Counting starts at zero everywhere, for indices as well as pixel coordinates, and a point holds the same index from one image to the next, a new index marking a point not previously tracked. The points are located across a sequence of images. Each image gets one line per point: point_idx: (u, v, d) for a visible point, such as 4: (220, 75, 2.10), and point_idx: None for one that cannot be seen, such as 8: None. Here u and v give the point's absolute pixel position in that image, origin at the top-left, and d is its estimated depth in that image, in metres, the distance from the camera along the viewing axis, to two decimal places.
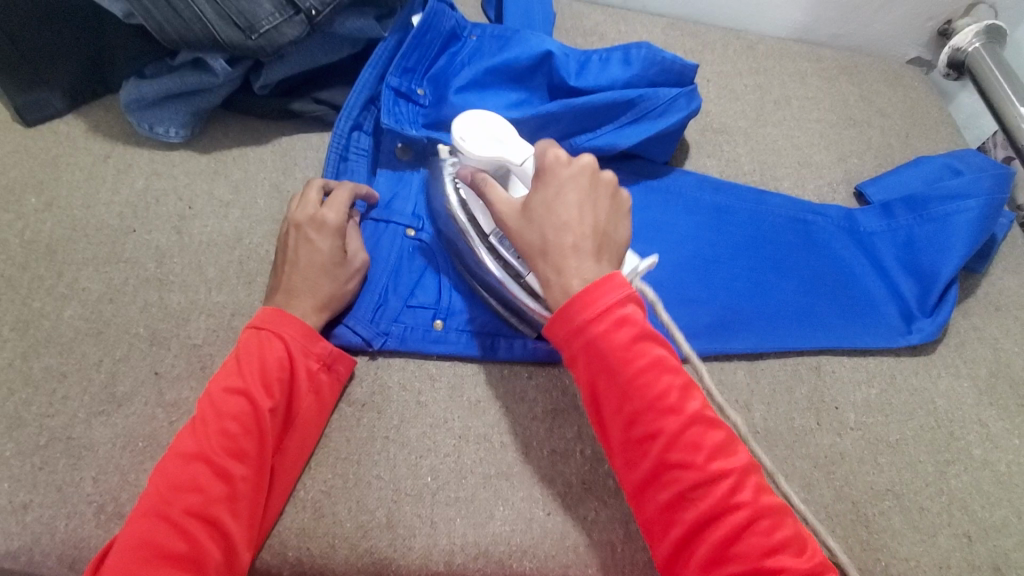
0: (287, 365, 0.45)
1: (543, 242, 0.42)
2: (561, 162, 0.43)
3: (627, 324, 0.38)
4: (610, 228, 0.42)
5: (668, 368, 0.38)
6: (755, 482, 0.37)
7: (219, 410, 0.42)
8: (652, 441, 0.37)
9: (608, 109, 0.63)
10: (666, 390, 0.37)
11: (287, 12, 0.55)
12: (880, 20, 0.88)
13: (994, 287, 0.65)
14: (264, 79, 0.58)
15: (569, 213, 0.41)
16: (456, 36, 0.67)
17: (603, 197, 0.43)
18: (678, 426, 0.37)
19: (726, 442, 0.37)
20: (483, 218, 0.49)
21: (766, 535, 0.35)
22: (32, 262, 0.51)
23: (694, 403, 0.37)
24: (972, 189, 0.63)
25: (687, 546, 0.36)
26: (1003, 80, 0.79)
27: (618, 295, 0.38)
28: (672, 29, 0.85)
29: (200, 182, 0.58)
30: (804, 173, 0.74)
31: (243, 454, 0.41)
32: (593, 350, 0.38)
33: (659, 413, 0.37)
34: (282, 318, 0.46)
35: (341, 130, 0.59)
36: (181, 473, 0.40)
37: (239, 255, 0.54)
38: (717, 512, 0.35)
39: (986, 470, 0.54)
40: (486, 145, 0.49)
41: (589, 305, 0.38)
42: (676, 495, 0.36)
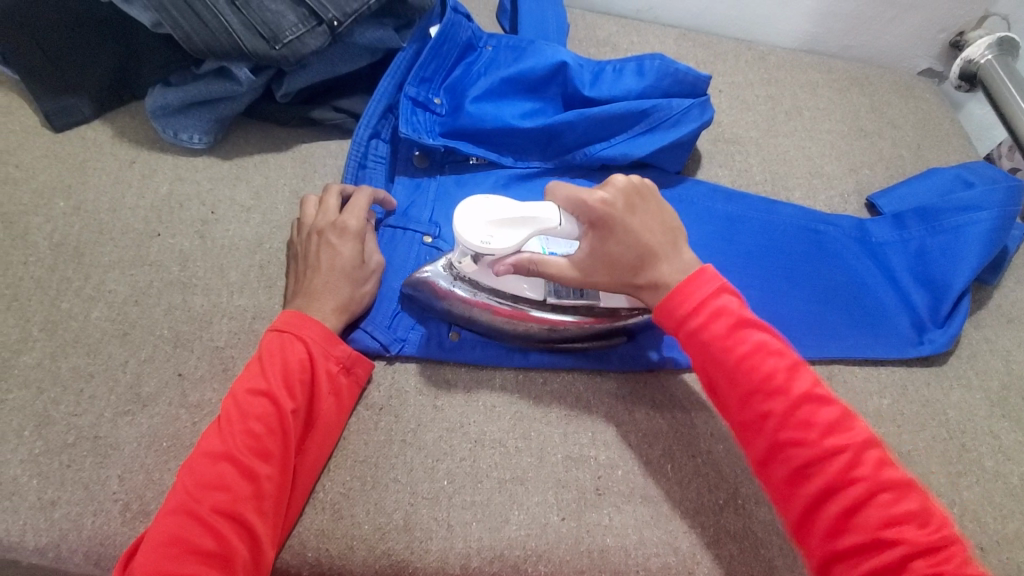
0: (308, 367, 0.46)
1: (638, 272, 0.46)
2: (612, 204, 0.46)
3: (724, 314, 0.43)
4: (672, 222, 0.48)
5: (773, 352, 0.42)
6: (876, 457, 0.39)
7: (243, 411, 0.43)
8: (764, 419, 0.41)
9: (622, 119, 0.64)
10: (772, 371, 0.41)
11: (310, 23, 0.56)
12: (891, 32, 0.89)
13: (1006, 299, 0.65)
14: (286, 87, 0.60)
15: (650, 240, 0.46)
16: (473, 47, 0.68)
17: (651, 204, 0.48)
18: (786, 405, 0.41)
19: (841, 418, 0.40)
20: (533, 290, 0.51)
21: (887, 508, 0.38)
22: (61, 265, 0.53)
23: (802, 383, 0.41)
24: (984, 201, 0.63)
25: (810, 517, 0.39)
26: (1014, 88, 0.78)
27: (712, 287, 0.44)
28: (684, 40, 0.86)
29: (222, 188, 0.59)
30: (816, 183, 0.74)
31: (269, 453, 0.42)
32: (696, 339, 0.44)
33: (767, 394, 0.41)
34: (302, 321, 0.47)
35: (360, 138, 0.61)
36: (210, 471, 0.41)
37: (260, 260, 0.55)
38: (835, 485, 0.39)
39: (998, 482, 0.54)
40: (508, 233, 0.46)
41: (687, 298, 0.44)
42: (792, 469, 0.40)
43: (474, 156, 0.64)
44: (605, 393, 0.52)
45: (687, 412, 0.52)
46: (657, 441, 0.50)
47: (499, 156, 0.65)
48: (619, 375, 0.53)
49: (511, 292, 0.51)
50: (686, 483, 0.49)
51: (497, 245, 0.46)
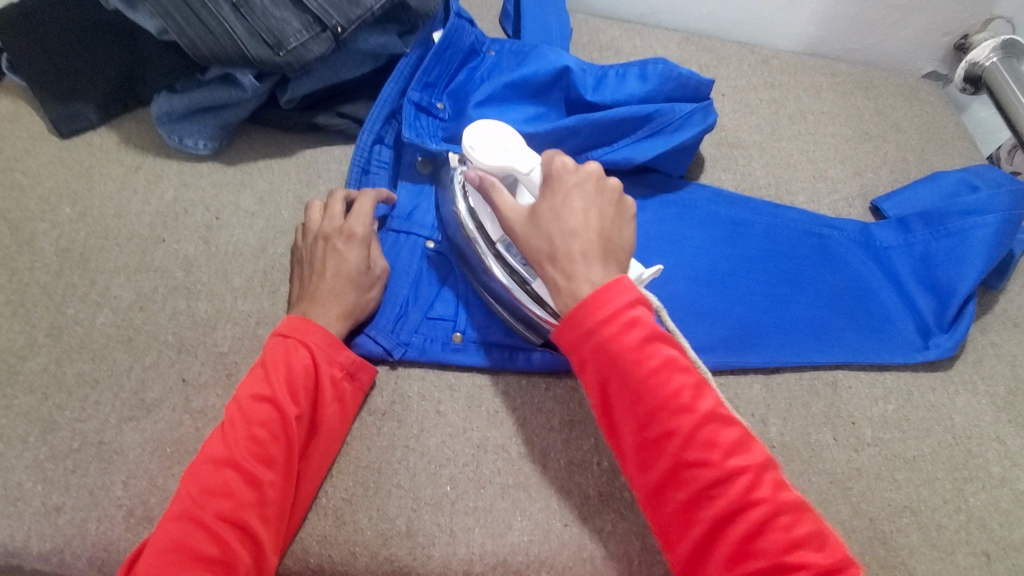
0: (312, 373, 0.46)
1: (551, 243, 0.45)
2: (566, 169, 0.47)
3: (637, 327, 0.41)
4: (616, 234, 0.46)
5: (680, 369, 0.40)
6: (774, 478, 0.39)
7: (247, 417, 0.43)
8: (669, 439, 0.39)
9: (625, 123, 0.64)
10: (679, 389, 0.40)
11: (314, 29, 0.57)
12: (895, 35, 0.89)
13: (1012, 303, 0.65)
14: (290, 93, 0.60)
15: (575, 218, 0.45)
16: (476, 52, 0.68)
17: (607, 200, 0.47)
18: (691, 424, 0.39)
19: (741, 439, 0.39)
20: (487, 223, 0.51)
21: (786, 530, 0.37)
22: (67, 271, 0.53)
23: (707, 402, 0.40)
24: (990, 205, 0.63)
25: (710, 540, 0.38)
26: (1013, 82, 0.79)
27: (627, 299, 0.41)
28: (687, 44, 0.86)
29: (226, 194, 0.59)
30: (819, 187, 0.74)
31: (272, 460, 0.42)
32: (605, 354, 0.40)
33: (672, 412, 0.39)
34: (307, 327, 0.47)
35: (363, 143, 0.61)
36: (213, 478, 0.41)
37: (264, 265, 0.55)
38: (737, 508, 0.37)
39: (1005, 488, 0.54)
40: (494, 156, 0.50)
41: (597, 310, 0.41)
42: (695, 491, 0.38)
43: None
44: None
45: None
46: None
47: None
48: None
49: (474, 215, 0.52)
50: None
51: (480, 158, 0.50)
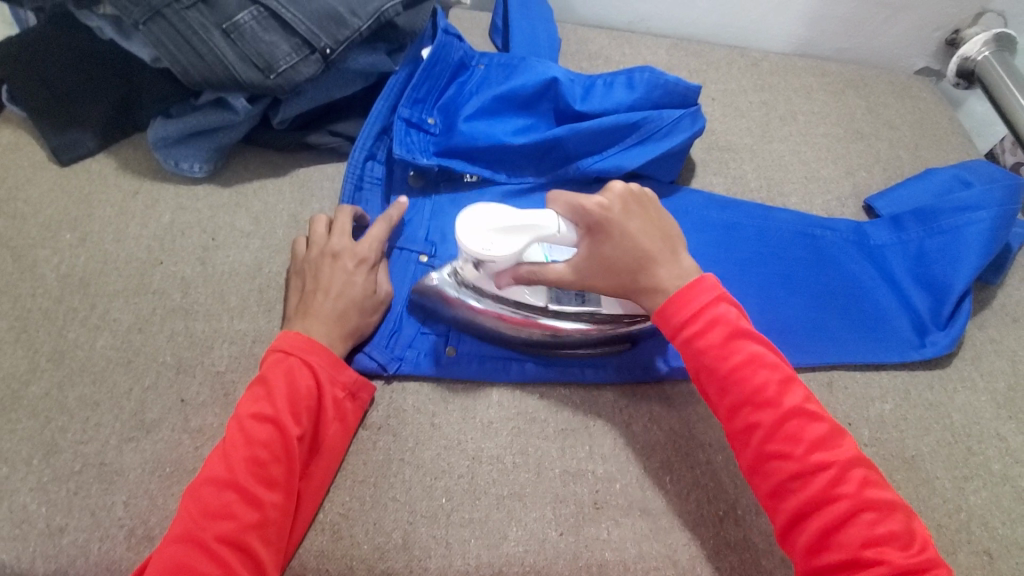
0: (314, 393, 0.47)
1: (634, 274, 0.47)
2: (604, 205, 0.48)
3: (719, 326, 0.44)
4: (669, 229, 0.49)
5: (766, 365, 0.43)
6: (861, 475, 0.40)
7: (249, 437, 0.43)
8: (752, 431, 0.42)
9: (614, 132, 0.64)
10: (764, 384, 0.42)
11: (304, 51, 0.58)
12: (885, 32, 0.89)
13: (1011, 298, 0.65)
14: (281, 114, 0.61)
15: (641, 240, 0.47)
16: (464, 66, 0.69)
17: (647, 209, 0.49)
18: (774, 419, 0.41)
19: (830, 435, 0.41)
20: (533, 297, 0.52)
21: (868, 527, 0.38)
22: (67, 296, 0.54)
23: (793, 397, 0.42)
24: (983, 201, 0.63)
25: (794, 527, 0.40)
26: (1016, 88, 0.79)
27: (713, 298, 0.45)
28: (676, 49, 0.86)
29: (222, 215, 0.60)
30: (811, 187, 0.74)
31: (274, 481, 0.43)
32: (690, 348, 0.44)
33: (755, 406, 0.42)
34: (308, 346, 0.48)
35: (355, 160, 0.62)
36: (215, 499, 0.41)
37: (260, 284, 0.56)
38: (819, 501, 0.39)
39: (1007, 486, 0.53)
40: (508, 241, 0.47)
41: (683, 306, 0.45)
42: (778, 481, 0.41)
43: (468, 173, 0.65)
44: (602, 406, 0.53)
45: (684, 424, 0.52)
46: (654, 453, 0.51)
47: (494, 173, 0.66)
48: (616, 388, 0.54)
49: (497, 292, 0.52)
50: (684, 495, 0.49)
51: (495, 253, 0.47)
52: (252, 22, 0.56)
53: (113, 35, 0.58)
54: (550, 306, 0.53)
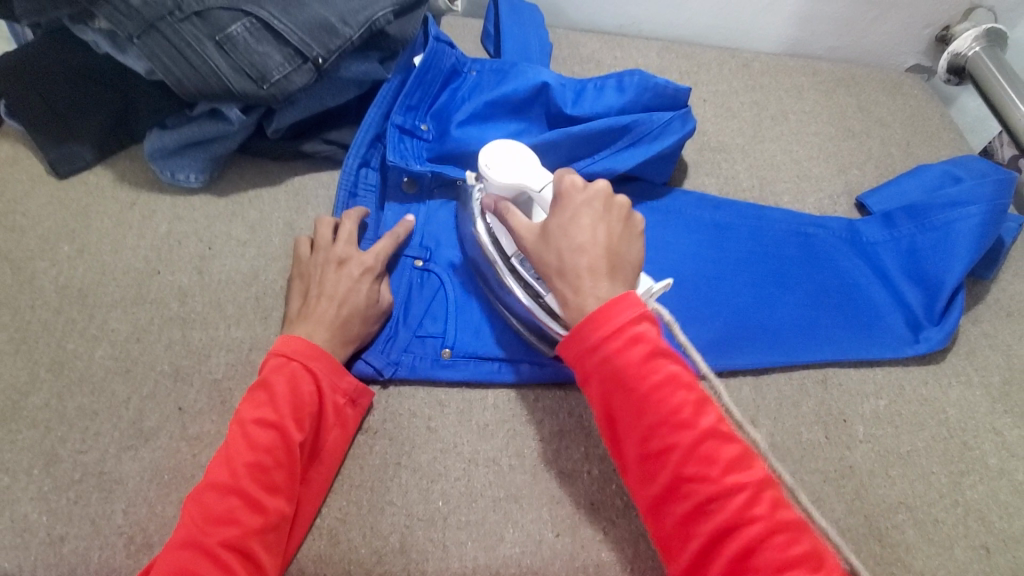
0: (316, 400, 0.47)
1: (560, 261, 0.45)
2: (576, 187, 0.47)
3: (641, 341, 0.40)
4: (622, 250, 0.45)
5: (682, 384, 0.39)
6: (771, 496, 0.37)
7: (252, 442, 0.44)
8: (669, 454, 0.38)
9: (606, 135, 0.65)
10: (680, 405, 0.39)
11: (296, 61, 0.59)
12: (875, 30, 0.89)
13: (1005, 292, 0.65)
14: (276, 124, 0.62)
15: (584, 233, 0.45)
16: (457, 72, 0.70)
17: (616, 218, 0.46)
18: (692, 439, 0.38)
19: (742, 456, 0.38)
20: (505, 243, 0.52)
21: (781, 549, 0.35)
22: (66, 307, 0.55)
23: (709, 417, 0.38)
24: (973, 196, 0.63)
25: (705, 559, 0.36)
26: (1007, 85, 0.80)
27: (634, 314, 0.40)
28: (667, 52, 0.87)
29: (218, 224, 0.61)
30: (804, 186, 0.75)
31: (275, 486, 0.43)
32: (609, 365, 0.40)
33: (673, 426, 0.38)
34: (309, 352, 0.48)
35: (349, 167, 0.62)
36: (219, 504, 0.41)
37: (256, 292, 0.57)
38: (732, 526, 0.36)
39: (1003, 480, 0.53)
40: (504, 176, 0.53)
41: (602, 323, 0.41)
42: (692, 506, 0.37)
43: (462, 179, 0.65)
44: None
45: None
46: None
47: None
48: None
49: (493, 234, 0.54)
50: None
51: (491, 177, 0.53)
52: (244, 33, 0.57)
53: (109, 49, 0.59)
54: (512, 260, 0.52)
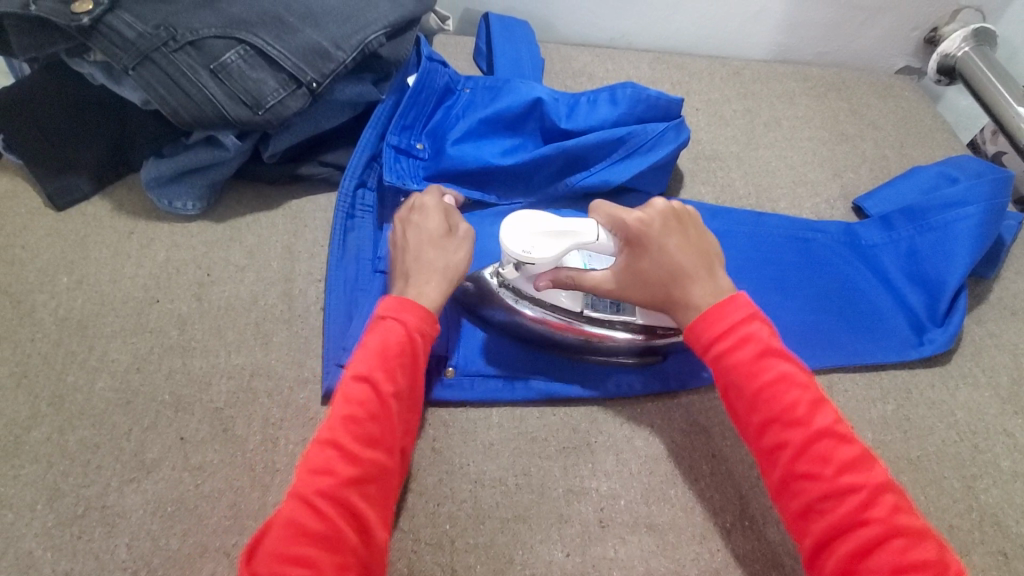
0: (406, 349, 0.47)
1: (665, 290, 0.47)
2: (645, 224, 0.48)
3: (750, 341, 0.43)
4: (709, 248, 0.48)
5: (796, 383, 0.41)
6: (892, 500, 0.38)
7: (347, 396, 0.44)
8: (780, 450, 0.40)
9: (601, 147, 0.66)
10: (794, 403, 0.41)
11: (291, 86, 0.59)
12: (864, 34, 0.90)
13: (1008, 291, 0.65)
14: (272, 148, 0.62)
15: (679, 255, 0.47)
16: (451, 91, 0.70)
17: (693, 230, 0.49)
18: (805, 437, 0.40)
19: (861, 458, 0.39)
20: (570, 302, 0.54)
21: (898, 554, 0.36)
22: (66, 339, 0.54)
23: (825, 418, 0.40)
24: (971, 196, 0.63)
25: (823, 555, 0.38)
26: (996, 80, 0.80)
27: (744, 314, 0.44)
28: (658, 63, 0.88)
29: (217, 250, 0.61)
30: (800, 192, 0.75)
31: (372, 438, 0.42)
32: (721, 363, 0.43)
33: (785, 423, 0.40)
34: (400, 307, 0.48)
35: (346, 189, 0.62)
36: (320, 457, 0.41)
37: (256, 317, 0.57)
38: (846, 525, 0.37)
39: (1017, 482, 0.53)
40: (551, 244, 0.49)
41: (712, 323, 0.44)
42: (804, 504, 0.39)
43: (458, 197, 0.66)
44: (602, 422, 0.53)
45: (686, 436, 0.52)
46: (657, 467, 0.51)
47: (483, 194, 0.67)
48: (614, 403, 0.54)
49: (550, 302, 0.54)
50: (690, 508, 0.49)
51: (538, 255, 0.49)
52: (239, 61, 0.58)
53: (104, 81, 0.59)
54: (584, 312, 0.54)
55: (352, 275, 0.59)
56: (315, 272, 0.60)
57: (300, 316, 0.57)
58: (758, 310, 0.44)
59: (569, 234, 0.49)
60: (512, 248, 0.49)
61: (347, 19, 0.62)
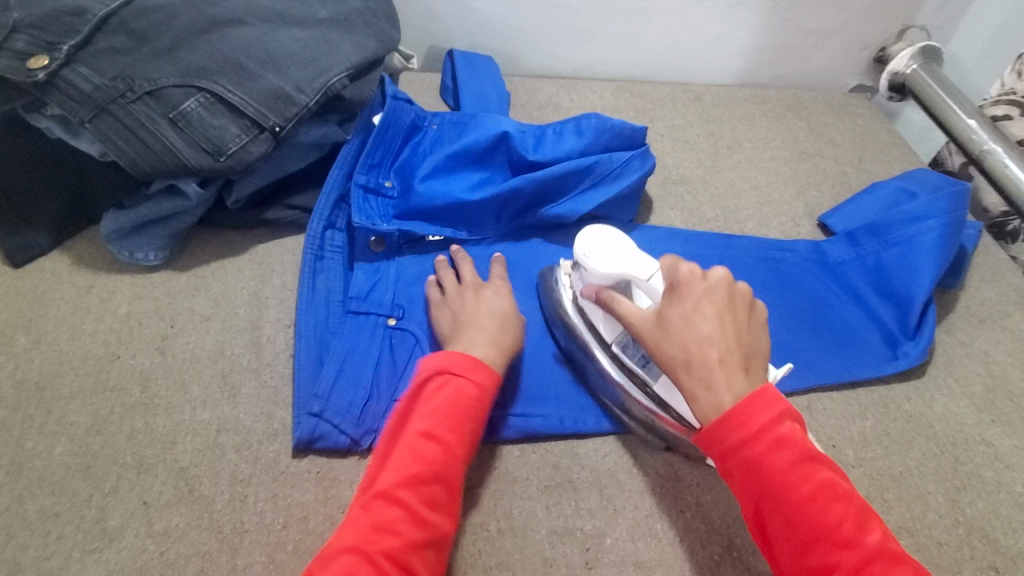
0: (474, 414, 0.47)
1: (686, 356, 0.44)
2: (696, 277, 0.46)
3: (787, 447, 0.40)
4: (753, 345, 0.45)
5: (838, 497, 0.39)
6: None
7: (416, 454, 0.44)
8: (828, 573, 0.37)
9: (569, 178, 0.66)
10: (839, 521, 0.38)
11: (252, 131, 0.59)
12: (817, 56, 0.93)
13: (974, 299, 0.66)
14: (235, 194, 0.61)
15: (709, 325, 0.44)
16: (418, 127, 0.71)
17: (740, 307, 0.46)
18: (856, 561, 0.37)
19: None
20: (606, 327, 0.53)
21: None
22: (23, 403, 0.52)
23: (872, 536, 0.38)
24: (931, 210, 0.64)
25: None
26: (944, 96, 0.84)
27: (776, 415, 0.40)
28: (621, 91, 0.90)
29: (181, 300, 0.59)
30: (766, 212, 0.76)
31: (436, 501, 0.43)
32: (755, 473, 0.39)
33: (833, 544, 0.38)
34: (474, 369, 0.48)
35: (314, 231, 0.61)
36: (384, 513, 0.42)
37: (222, 368, 0.55)
38: None
39: (1002, 493, 0.53)
40: (609, 263, 0.53)
41: (745, 424, 0.40)
42: None
43: (430, 235, 0.65)
44: (584, 457, 0.52)
45: (669, 467, 0.52)
46: (642, 501, 0.50)
47: (454, 231, 0.67)
48: (595, 438, 0.54)
49: (590, 319, 0.55)
50: (677, 542, 0.48)
51: (593, 265, 0.53)
52: (199, 108, 0.57)
53: (60, 135, 0.58)
54: (613, 347, 0.53)
55: (323, 318, 0.57)
56: (284, 318, 0.59)
57: (268, 365, 0.55)
58: (789, 407, 0.41)
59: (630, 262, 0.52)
60: (581, 249, 0.55)
61: (309, 62, 0.62)
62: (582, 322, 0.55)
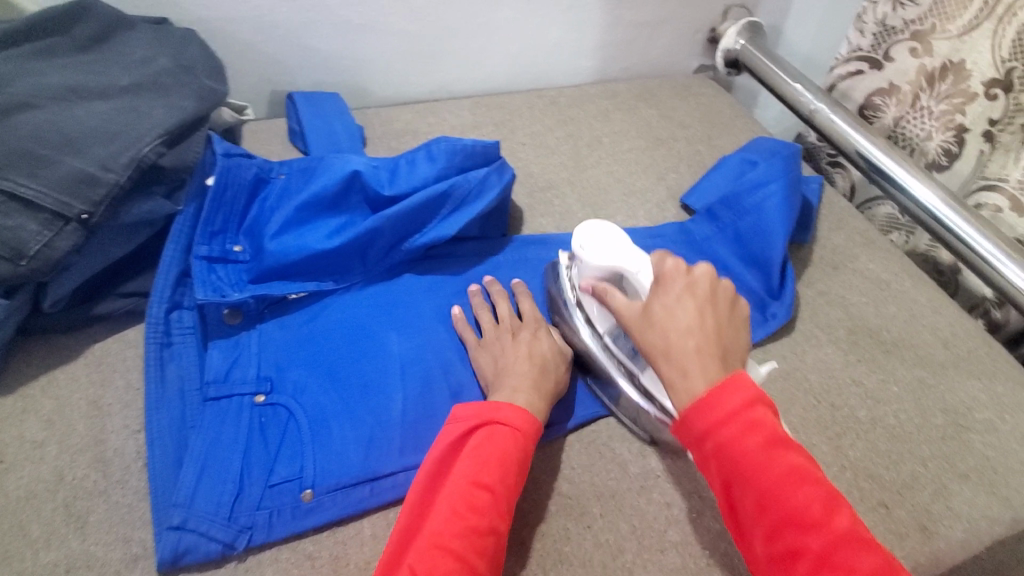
0: (523, 463, 0.46)
1: (666, 346, 0.44)
2: (680, 272, 0.47)
3: (758, 431, 0.39)
4: (735, 337, 0.46)
5: (807, 480, 0.38)
6: None
7: (469, 504, 0.43)
8: (798, 557, 0.37)
9: (428, 206, 0.64)
10: (807, 504, 0.38)
11: (56, 225, 0.52)
12: (657, 44, 0.97)
13: (826, 249, 0.71)
14: (52, 296, 0.54)
15: (689, 315, 0.45)
16: (264, 180, 0.65)
17: (722, 303, 0.47)
18: (823, 544, 0.36)
19: (885, 564, 0.36)
20: (600, 319, 0.55)
21: None
22: None
23: (841, 519, 0.37)
24: (770, 175, 0.68)
25: None
26: (771, 65, 0.90)
27: (744, 399, 0.40)
28: (478, 107, 0.89)
29: (6, 429, 0.52)
30: (632, 202, 0.78)
31: (488, 552, 0.42)
32: (723, 458, 0.39)
33: (801, 528, 0.37)
34: (523, 417, 0.48)
35: (155, 317, 0.55)
36: (437, 568, 0.40)
37: (65, 497, 0.48)
38: None
39: (878, 429, 0.56)
40: (602, 255, 0.54)
41: (711, 410, 0.40)
42: None
43: (291, 294, 0.61)
44: None
45: (571, 485, 0.51)
46: (548, 527, 0.48)
47: (318, 283, 0.63)
48: None
49: (586, 311, 0.57)
50: (588, 561, 0.46)
51: (589, 256, 0.55)
52: None
53: None
54: (606, 337, 0.55)
55: (178, 413, 0.52)
56: (133, 424, 0.53)
57: (119, 483, 0.49)
58: (759, 390, 0.41)
59: (620, 253, 0.54)
60: (578, 240, 0.57)
61: (113, 136, 0.56)
62: (579, 314, 0.57)
